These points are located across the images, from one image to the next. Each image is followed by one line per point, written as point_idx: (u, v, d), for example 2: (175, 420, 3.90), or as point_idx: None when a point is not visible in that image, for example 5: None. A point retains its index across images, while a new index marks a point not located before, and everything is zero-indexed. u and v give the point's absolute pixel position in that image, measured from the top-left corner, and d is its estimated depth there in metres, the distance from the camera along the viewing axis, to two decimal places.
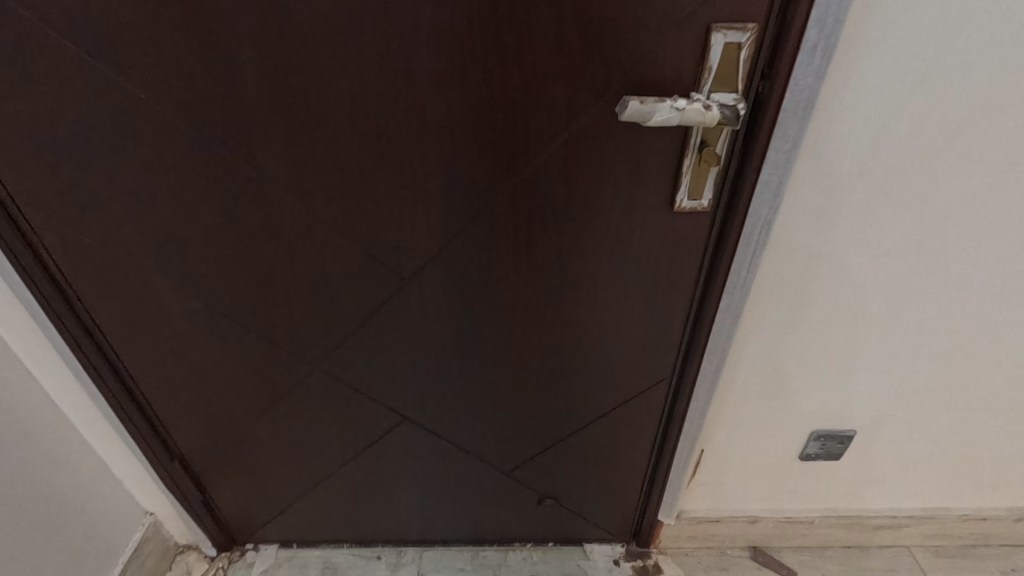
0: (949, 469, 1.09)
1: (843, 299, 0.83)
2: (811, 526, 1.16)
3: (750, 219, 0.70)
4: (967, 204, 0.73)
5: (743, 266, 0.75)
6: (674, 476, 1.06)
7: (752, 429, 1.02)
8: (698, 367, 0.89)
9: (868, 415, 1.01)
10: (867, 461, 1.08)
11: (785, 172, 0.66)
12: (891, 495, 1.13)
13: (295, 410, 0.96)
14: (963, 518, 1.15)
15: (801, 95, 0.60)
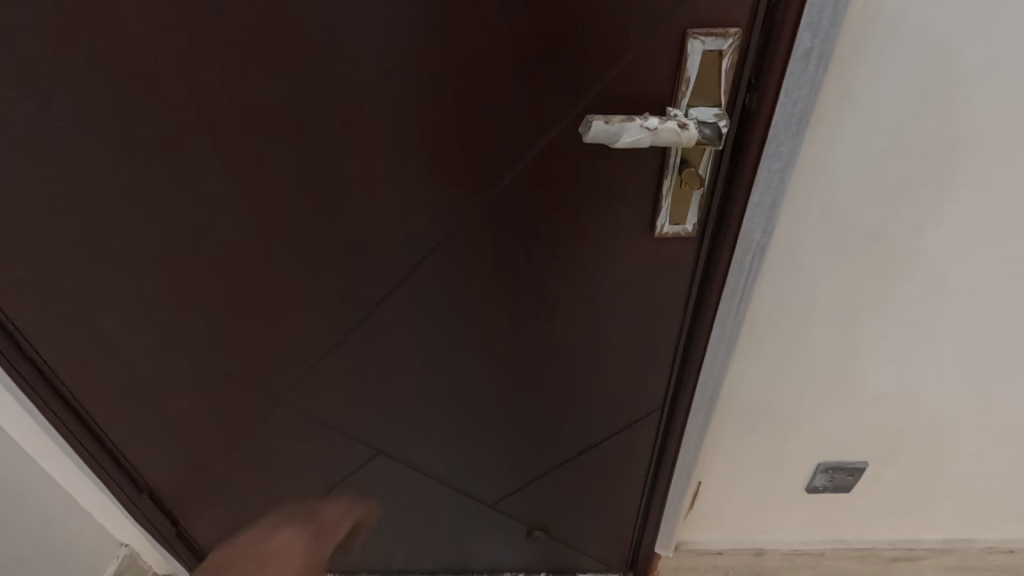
0: (970, 498, 1.01)
1: (849, 326, 0.76)
2: (821, 559, 1.09)
3: (741, 245, 0.65)
4: (986, 222, 0.66)
5: (736, 293, 0.70)
6: (671, 509, 1.00)
7: (754, 461, 0.96)
8: (690, 400, 0.82)
9: (881, 447, 0.94)
10: (879, 490, 1.00)
11: (778, 193, 0.60)
12: (908, 527, 1.06)
13: (263, 445, 0.90)
14: (988, 551, 1.07)
15: (793, 109, 0.55)
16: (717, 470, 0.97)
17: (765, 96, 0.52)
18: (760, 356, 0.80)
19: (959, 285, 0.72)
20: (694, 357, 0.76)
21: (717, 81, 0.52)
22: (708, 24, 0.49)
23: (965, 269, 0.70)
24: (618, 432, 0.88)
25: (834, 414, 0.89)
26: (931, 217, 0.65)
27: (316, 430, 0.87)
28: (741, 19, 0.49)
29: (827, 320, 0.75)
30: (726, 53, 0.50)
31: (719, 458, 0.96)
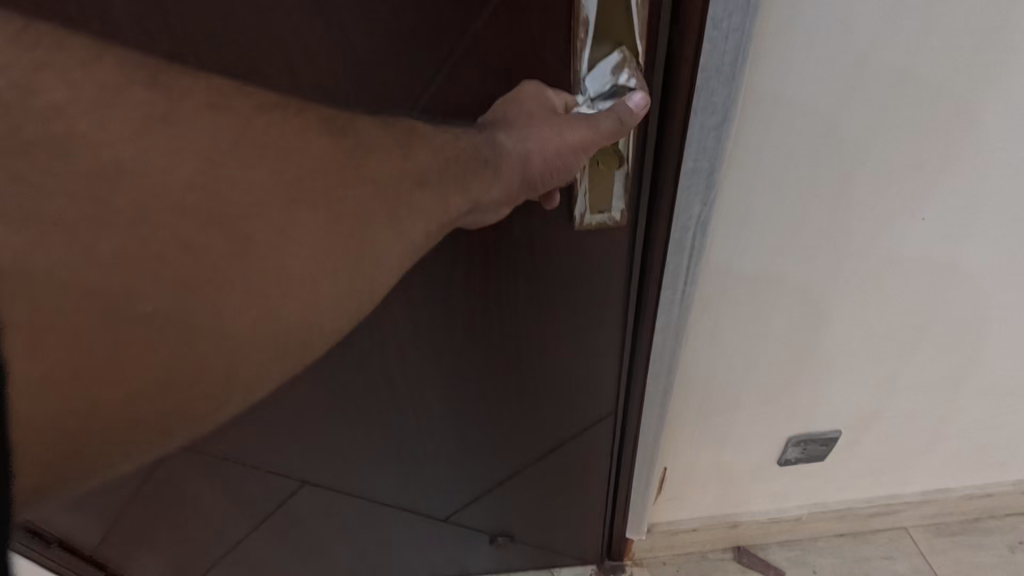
0: (946, 448, 0.97)
1: (810, 293, 0.68)
2: (798, 522, 1.05)
3: (679, 225, 0.54)
4: (961, 167, 0.56)
5: (679, 277, 0.59)
6: (638, 499, 0.93)
7: (722, 437, 0.89)
8: (644, 401, 0.73)
9: (852, 411, 0.87)
10: (855, 452, 0.95)
11: (716, 156, 0.49)
12: (884, 481, 1.01)
13: (171, 487, 0.79)
14: (965, 497, 1.04)
15: (726, 47, 0.43)
16: (683, 450, 0.90)
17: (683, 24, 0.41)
18: (717, 335, 0.72)
19: (930, 240, 0.63)
20: (640, 351, 0.66)
21: (627, 17, 0.41)
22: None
23: (936, 222, 0.61)
24: (571, 441, 0.79)
25: (802, 382, 0.81)
26: (893, 167, 0.56)
27: (223, 467, 0.76)
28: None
29: (786, 289, 0.67)
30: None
31: (683, 439, 0.89)
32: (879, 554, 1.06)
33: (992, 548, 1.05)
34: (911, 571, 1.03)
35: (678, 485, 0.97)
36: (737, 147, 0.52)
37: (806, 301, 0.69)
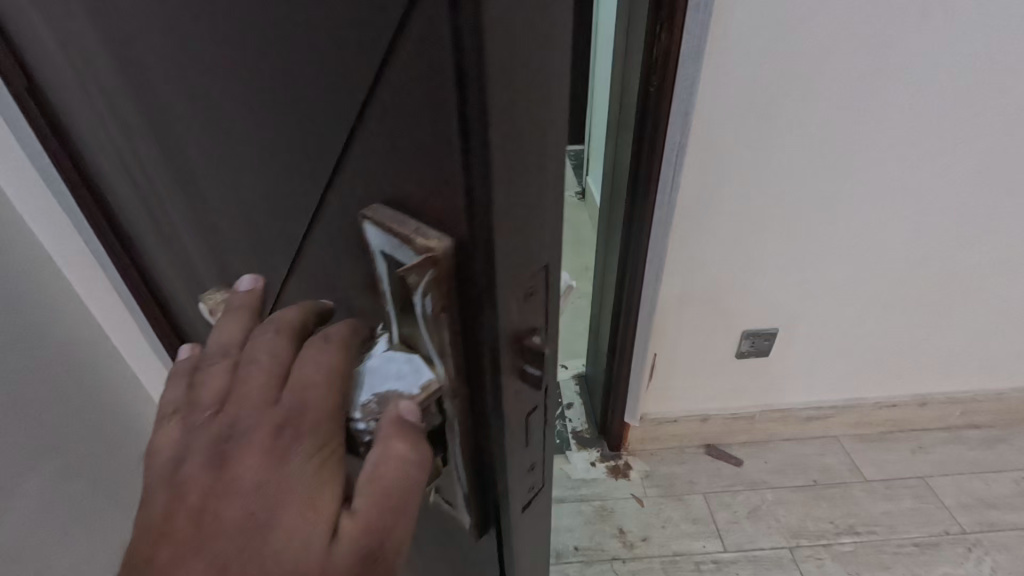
0: (856, 361, 1.28)
1: (754, 209, 0.99)
2: (752, 421, 1.37)
3: (667, 145, 0.89)
4: (840, 118, 0.90)
5: (666, 187, 0.94)
6: (633, 384, 1.26)
7: (696, 329, 1.18)
8: (639, 304, 1.11)
9: (787, 312, 1.17)
10: (791, 354, 1.25)
11: (689, 103, 0.84)
12: (813, 389, 1.33)
13: None
14: (877, 405, 1.36)
15: (696, 41, 0.79)
16: (671, 341, 1.20)
17: (673, 34, 0.77)
18: (693, 237, 1.03)
19: (833, 171, 0.96)
20: (642, 241, 1.00)
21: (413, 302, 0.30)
22: (393, 213, 0.29)
23: (833, 155, 0.94)
24: None
25: (759, 283, 1.11)
26: (796, 120, 0.89)
27: None
28: (440, 210, 0.27)
29: (738, 203, 0.98)
30: (412, 287, 0.29)
31: (669, 331, 1.18)
32: (813, 451, 1.39)
33: (896, 448, 1.39)
34: (837, 462, 1.37)
35: (663, 375, 1.27)
36: (707, 94, 0.85)
37: (761, 210, 1.00)
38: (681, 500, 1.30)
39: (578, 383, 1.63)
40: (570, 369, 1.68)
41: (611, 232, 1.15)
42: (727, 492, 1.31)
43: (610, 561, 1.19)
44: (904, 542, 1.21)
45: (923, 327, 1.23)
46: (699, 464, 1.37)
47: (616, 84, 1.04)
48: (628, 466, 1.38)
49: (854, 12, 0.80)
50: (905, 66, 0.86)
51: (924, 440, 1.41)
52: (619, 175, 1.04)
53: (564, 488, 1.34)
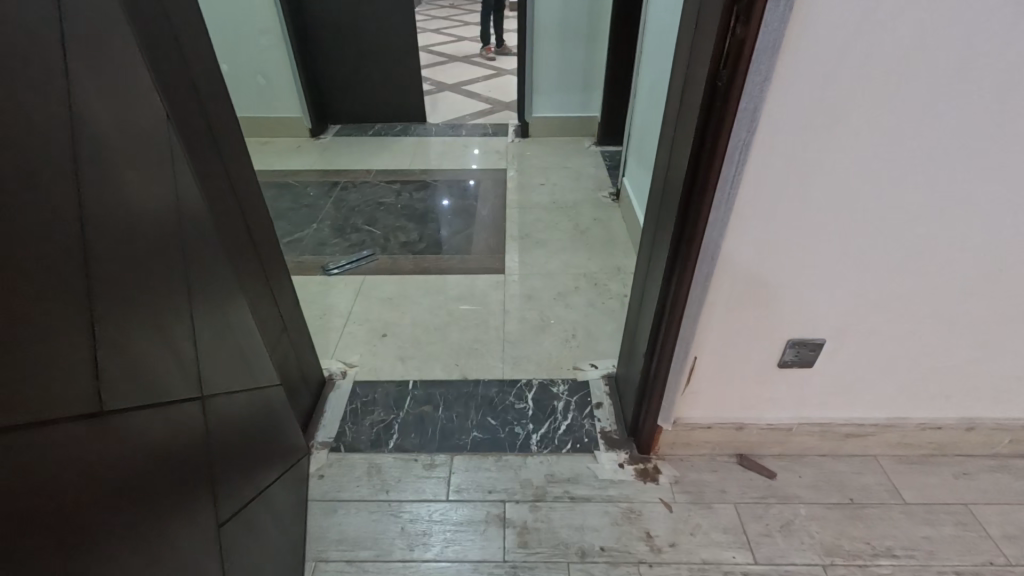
0: (901, 380, 1.24)
1: (812, 214, 0.96)
2: (788, 434, 1.34)
3: (731, 143, 0.87)
4: (915, 122, 0.87)
5: (727, 185, 0.92)
6: (672, 384, 1.24)
7: (738, 335, 1.15)
8: (686, 302, 1.09)
9: (835, 324, 1.14)
10: (836, 366, 1.21)
11: (759, 101, 0.82)
12: (855, 407, 1.29)
13: (245, 326, 1.03)
14: (921, 427, 1.32)
15: (770, 37, 0.77)
16: (712, 347, 1.17)
17: (750, 27, 0.76)
18: (747, 241, 0.99)
19: (902, 176, 0.92)
20: (694, 240, 0.99)
21: None
22: None
23: (901, 162, 0.91)
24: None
25: (806, 290, 1.08)
26: (866, 121, 0.86)
27: (240, 352, 0.98)
28: None
29: (797, 207, 0.95)
30: None
31: (713, 337, 1.15)
32: (850, 469, 1.36)
33: (938, 473, 1.35)
34: (874, 482, 1.33)
35: (702, 380, 1.24)
36: (779, 97, 0.82)
37: (822, 213, 0.97)
38: (711, 508, 1.27)
39: (607, 384, 1.61)
40: (600, 369, 1.67)
41: (659, 231, 1.13)
42: (760, 503, 1.28)
43: (636, 565, 1.17)
44: (945, 569, 1.16)
45: (978, 349, 1.18)
46: (730, 473, 1.35)
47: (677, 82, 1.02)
48: (656, 471, 1.36)
49: (943, 12, 0.76)
50: (988, 68, 0.81)
51: (967, 467, 1.36)
52: (672, 173, 1.03)
53: (591, 488, 1.32)
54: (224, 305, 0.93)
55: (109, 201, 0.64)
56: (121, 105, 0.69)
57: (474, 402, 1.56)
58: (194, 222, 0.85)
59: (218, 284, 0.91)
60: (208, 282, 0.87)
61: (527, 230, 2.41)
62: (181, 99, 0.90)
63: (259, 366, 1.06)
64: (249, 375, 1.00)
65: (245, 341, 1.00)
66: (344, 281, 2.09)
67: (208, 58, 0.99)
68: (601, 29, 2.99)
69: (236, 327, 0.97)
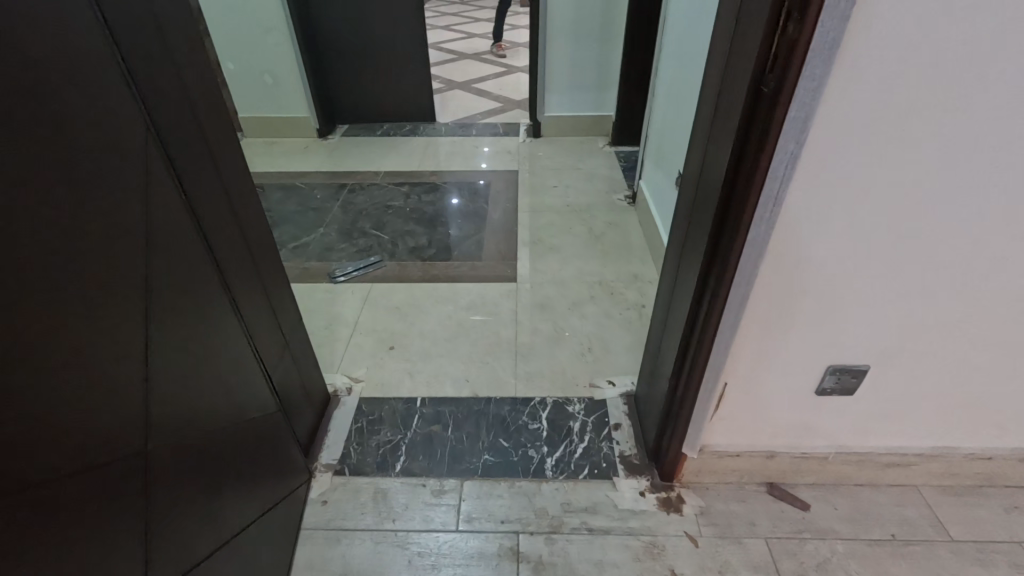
0: (948, 408, 1.14)
1: (861, 234, 0.87)
2: (823, 463, 1.24)
3: (776, 157, 0.78)
4: (988, 133, 0.76)
5: (770, 202, 0.82)
6: (700, 410, 1.15)
7: (773, 360, 1.06)
8: (718, 325, 1.00)
9: (881, 350, 1.04)
10: (880, 393, 1.11)
11: (811, 110, 0.72)
12: (898, 436, 1.19)
13: (225, 350, 0.95)
14: (969, 457, 1.22)
15: (827, 38, 0.67)
16: (744, 372, 1.08)
17: (804, 25, 0.66)
18: (789, 262, 0.90)
19: (968, 193, 0.82)
20: (730, 259, 0.90)
21: None
22: None
23: (967, 178, 0.81)
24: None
25: (850, 314, 0.98)
26: (932, 133, 0.76)
27: (214, 382, 0.91)
28: None
29: (845, 226, 0.86)
30: None
31: (746, 362, 1.06)
32: (890, 500, 1.26)
33: (987, 507, 1.25)
34: (917, 515, 1.23)
35: (732, 407, 1.15)
36: (833, 107, 0.72)
37: (876, 232, 0.87)
38: (741, 543, 1.18)
39: (626, 403, 1.52)
40: (618, 386, 1.58)
41: (689, 247, 1.04)
42: (794, 539, 1.19)
43: None
44: None
45: None
46: (760, 504, 1.26)
47: (711, 85, 0.92)
48: (680, 500, 1.27)
49: None
50: None
51: (1019, 499, 1.26)
52: (706, 186, 0.94)
53: (610, 519, 1.24)
54: (193, 328, 0.85)
55: (31, 218, 0.56)
56: (69, 114, 0.62)
57: (486, 422, 1.48)
58: (158, 235, 0.77)
59: (185, 307, 0.83)
60: (170, 305, 0.79)
61: (539, 234, 2.33)
62: (171, 105, 0.82)
63: (234, 392, 0.98)
64: (219, 403, 0.92)
65: (218, 365, 0.92)
66: (351, 289, 2.01)
67: (202, 62, 0.91)
68: (616, 25, 2.88)
69: (208, 349, 0.90)
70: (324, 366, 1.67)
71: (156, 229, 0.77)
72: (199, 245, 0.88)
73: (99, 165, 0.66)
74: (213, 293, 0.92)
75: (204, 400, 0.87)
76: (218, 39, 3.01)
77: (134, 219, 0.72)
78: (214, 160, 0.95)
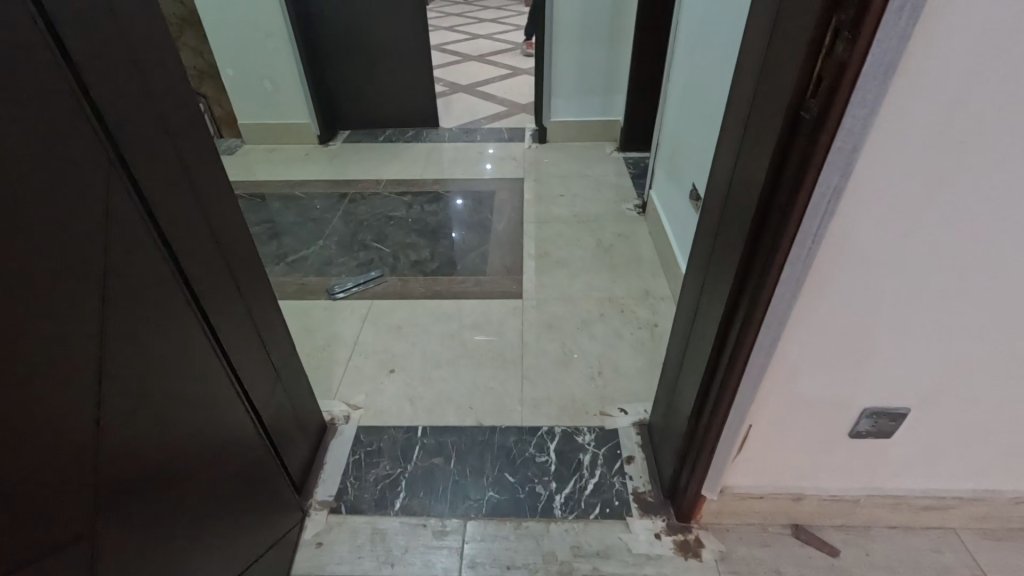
0: (995, 451, 1.05)
1: (909, 271, 0.78)
2: (854, 505, 1.15)
3: (817, 190, 0.69)
4: None
5: (808, 238, 0.73)
6: (722, 452, 1.06)
7: (804, 402, 0.97)
8: (744, 366, 0.92)
9: (924, 392, 0.95)
10: (920, 436, 1.02)
11: (859, 140, 0.64)
12: (937, 478, 1.10)
13: (202, 394, 0.88)
14: (1014, 500, 1.13)
15: (883, 60, 0.58)
16: (771, 413, 0.99)
17: (856, 45, 0.57)
18: (825, 302, 0.81)
19: None
20: (760, 298, 0.81)
21: None
22: None
23: None
24: None
25: (892, 356, 0.89)
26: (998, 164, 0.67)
27: (184, 431, 0.83)
28: None
29: (891, 263, 0.77)
30: None
31: (773, 403, 0.97)
32: (927, 545, 1.17)
33: None
34: (957, 562, 1.14)
35: (757, 448, 1.06)
36: (885, 136, 0.64)
37: (927, 270, 0.78)
38: None
39: (639, 433, 1.44)
40: (631, 415, 1.49)
41: (712, 280, 0.95)
42: None
43: None
44: None
45: None
46: (785, 549, 1.17)
47: (739, 106, 0.83)
48: (698, 543, 1.19)
49: None
50: None
51: None
52: (733, 216, 0.85)
53: (624, 565, 1.16)
54: (162, 377, 0.77)
55: None
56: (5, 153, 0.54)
57: (490, 454, 1.40)
58: (123, 279, 0.70)
59: (152, 355, 0.75)
60: (133, 356, 0.71)
61: (546, 247, 2.24)
62: (141, 132, 0.74)
63: (207, 439, 0.90)
64: (187, 455, 0.84)
65: (189, 413, 0.84)
66: (350, 306, 1.94)
67: (183, 84, 0.83)
68: (624, 27, 2.79)
69: (179, 397, 0.82)
70: (321, 391, 1.60)
71: (120, 272, 0.69)
72: (173, 285, 0.80)
73: (42, 208, 0.58)
74: (190, 336, 0.84)
75: (167, 453, 0.79)
76: (217, 45, 2.95)
77: (87, 264, 0.64)
78: (194, 187, 0.87)
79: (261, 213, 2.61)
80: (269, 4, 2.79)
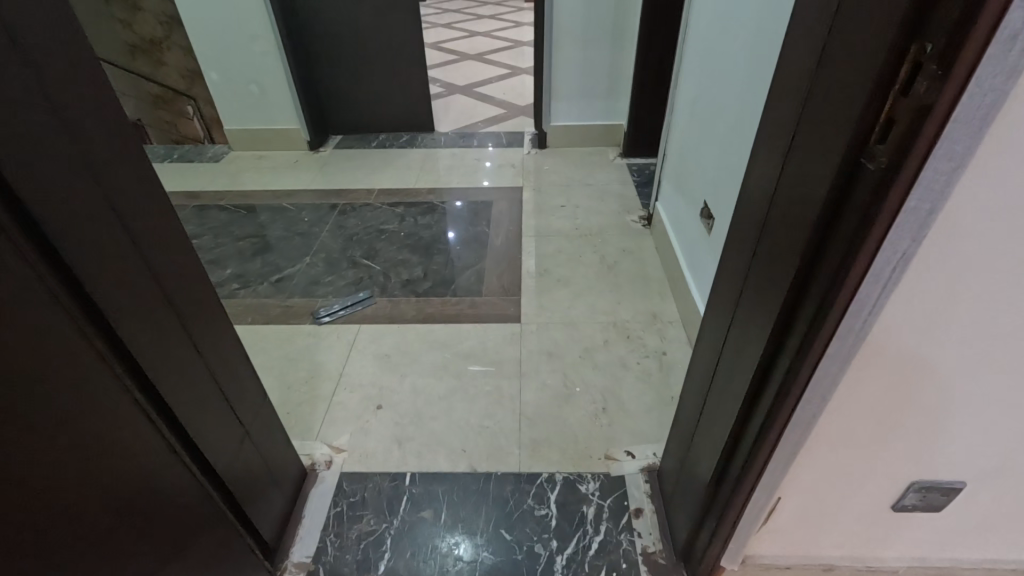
0: None
1: (981, 343, 0.65)
2: None
3: (880, 256, 0.56)
4: None
5: (864, 309, 0.61)
6: (745, 524, 0.94)
7: (842, 476, 0.85)
8: (776, 441, 0.78)
9: (984, 466, 0.82)
10: (972, 508, 0.90)
11: (939, 199, 0.51)
12: (986, 549, 0.98)
13: (142, 481, 0.75)
14: None
15: (979, 106, 0.46)
16: (804, 486, 0.87)
17: (947, 86, 0.44)
18: (878, 374, 0.69)
19: None
20: (798, 373, 0.68)
21: None
22: None
23: None
24: None
25: (951, 430, 0.77)
26: None
27: (117, 530, 0.70)
28: None
29: (961, 334, 0.64)
30: None
31: (806, 476, 0.85)
32: None
33: None
34: None
35: (785, 519, 0.94)
36: (970, 194, 0.51)
37: (1002, 343, 0.65)
38: None
39: (649, 481, 1.31)
40: (639, 459, 1.37)
41: (737, 337, 0.83)
42: None
43: None
44: None
45: None
46: None
47: (773, 141, 0.70)
48: None
49: None
50: None
51: None
52: (765, 271, 0.72)
53: None
54: (86, 474, 0.64)
55: None
56: None
57: (485, 505, 1.27)
58: (25, 369, 0.56)
59: (71, 451, 0.62)
60: (40, 460, 0.58)
61: (546, 264, 2.11)
62: (58, 184, 0.61)
63: (149, 531, 0.77)
64: (117, 558, 0.71)
65: (124, 507, 0.71)
66: (337, 333, 1.81)
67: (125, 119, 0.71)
68: (629, 28, 2.65)
69: (111, 492, 0.69)
70: (302, 432, 1.47)
71: (25, 362, 0.56)
72: (99, 360, 0.67)
73: None
74: (125, 416, 0.71)
75: (93, 562, 0.66)
76: (202, 48, 2.82)
77: None
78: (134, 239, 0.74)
79: (247, 227, 2.48)
80: (256, 4, 2.64)
